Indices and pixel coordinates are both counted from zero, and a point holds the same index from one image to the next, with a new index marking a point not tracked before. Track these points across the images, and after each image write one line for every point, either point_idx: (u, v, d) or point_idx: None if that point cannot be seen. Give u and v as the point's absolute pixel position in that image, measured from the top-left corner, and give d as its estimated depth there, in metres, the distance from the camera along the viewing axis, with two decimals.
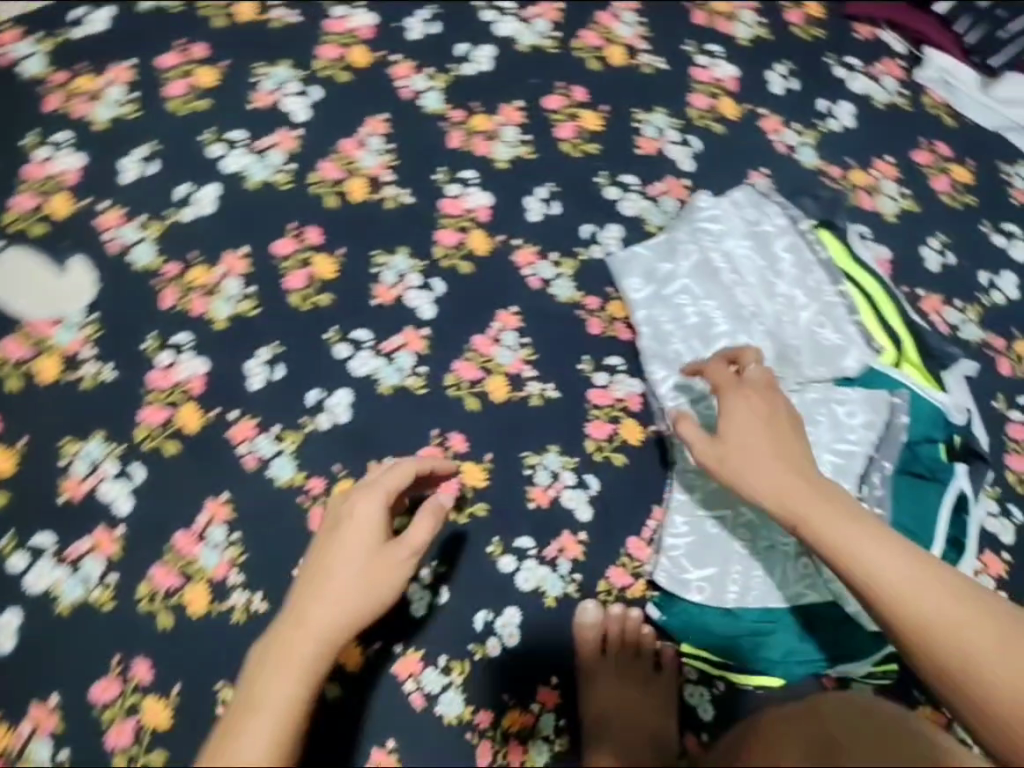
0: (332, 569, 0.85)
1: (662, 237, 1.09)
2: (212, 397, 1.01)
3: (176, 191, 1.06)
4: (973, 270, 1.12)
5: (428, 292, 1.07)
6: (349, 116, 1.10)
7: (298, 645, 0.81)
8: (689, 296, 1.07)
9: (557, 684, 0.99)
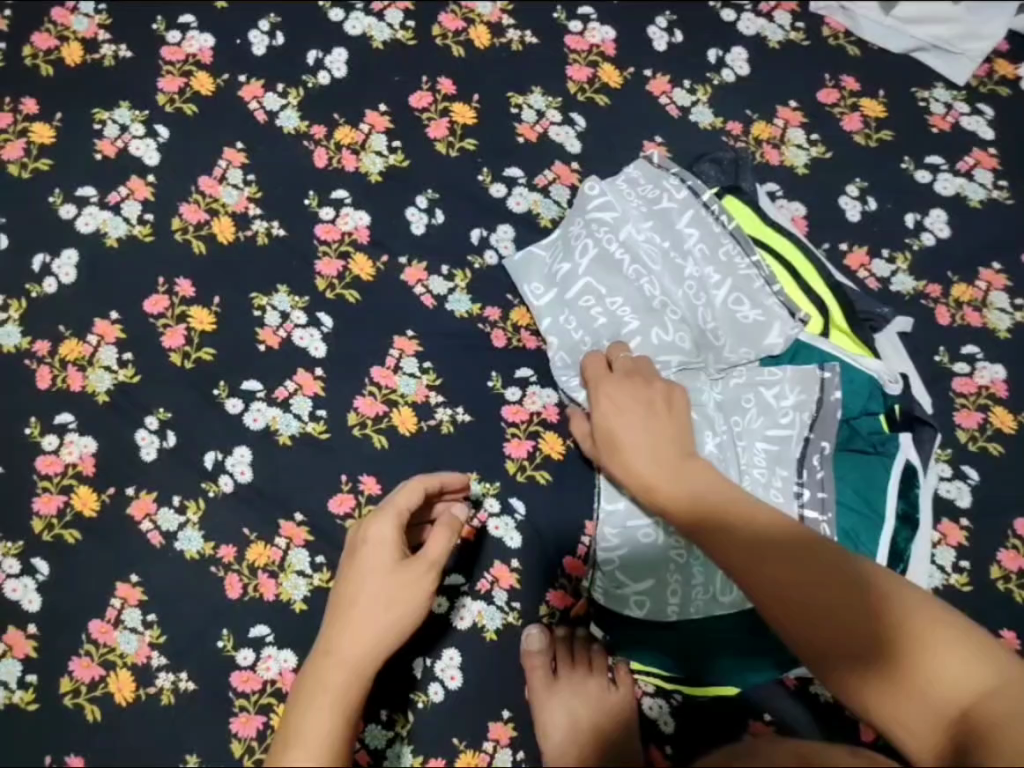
0: (350, 585, 0.80)
1: (557, 234, 1.02)
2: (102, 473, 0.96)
3: (34, 262, 1.02)
4: (895, 214, 1.05)
5: (309, 328, 1.01)
6: (206, 153, 1.06)
7: (321, 676, 0.75)
8: (594, 295, 0.98)
9: (509, 718, 0.92)
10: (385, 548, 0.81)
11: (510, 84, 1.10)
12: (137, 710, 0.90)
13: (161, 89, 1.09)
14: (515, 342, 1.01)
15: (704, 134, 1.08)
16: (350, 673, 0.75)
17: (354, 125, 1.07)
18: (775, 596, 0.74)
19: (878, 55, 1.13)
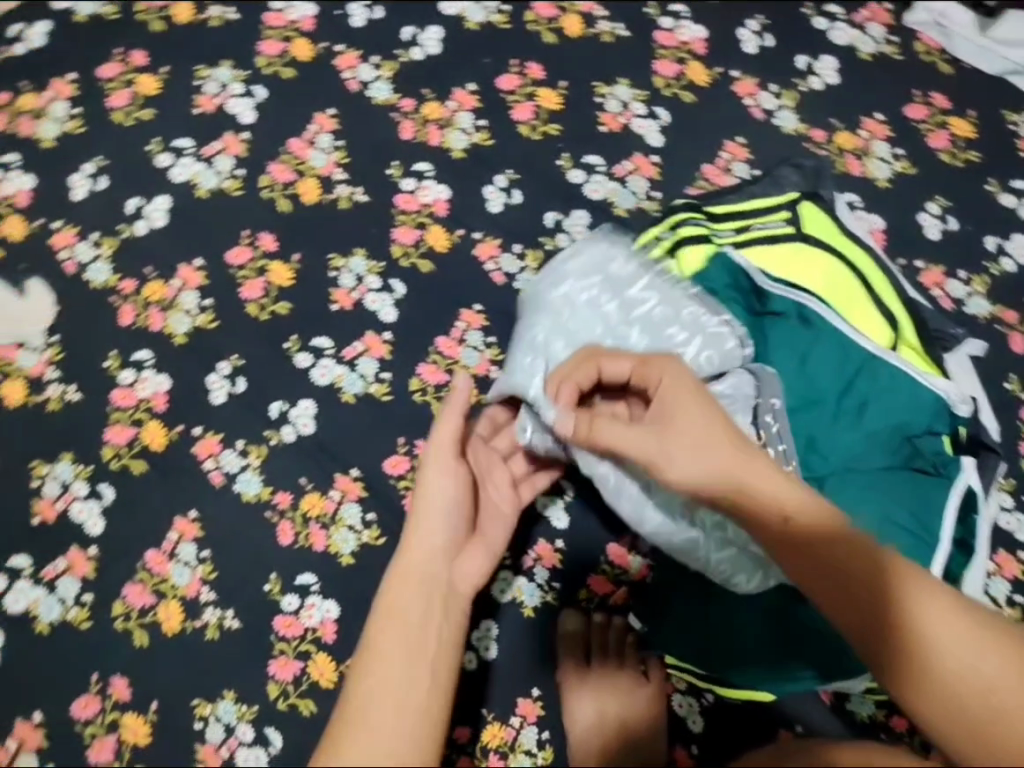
0: (422, 532, 0.73)
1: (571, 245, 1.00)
2: (170, 409, 1.00)
3: (128, 206, 1.07)
4: (974, 234, 1.05)
5: (383, 292, 1.04)
6: (297, 115, 1.10)
7: (402, 620, 0.68)
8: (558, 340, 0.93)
9: (538, 696, 0.92)
10: (455, 492, 0.76)
11: (608, 75, 1.11)
12: (183, 638, 0.93)
13: (261, 52, 1.13)
14: None
15: (790, 141, 1.09)
16: (446, 613, 0.69)
17: (442, 101, 1.10)
18: (835, 558, 0.71)
19: (972, 77, 1.13)
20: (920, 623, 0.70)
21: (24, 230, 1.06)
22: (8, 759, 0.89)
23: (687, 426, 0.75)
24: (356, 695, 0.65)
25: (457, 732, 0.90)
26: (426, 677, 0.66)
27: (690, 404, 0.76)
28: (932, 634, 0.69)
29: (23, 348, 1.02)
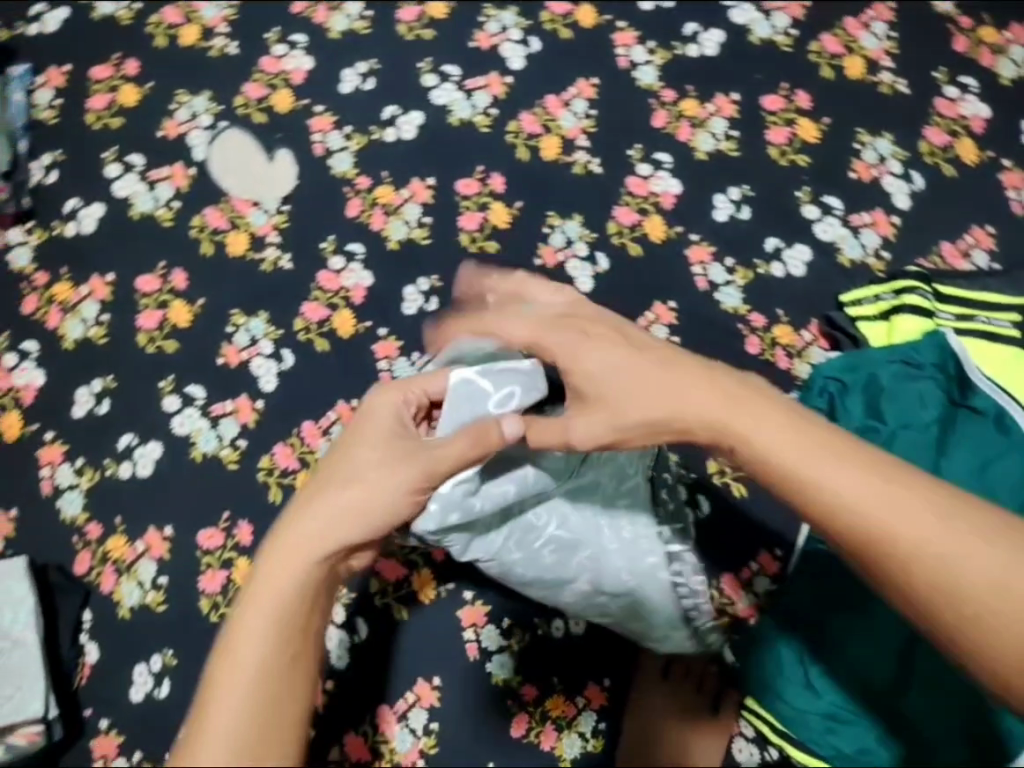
0: (325, 506, 0.60)
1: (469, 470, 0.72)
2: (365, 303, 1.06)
3: (384, 111, 1.11)
4: None
5: (588, 262, 1.07)
6: (563, 74, 1.12)
7: (270, 604, 0.55)
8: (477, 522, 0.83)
9: (607, 685, 1.00)
10: (374, 448, 0.64)
11: (874, 126, 1.10)
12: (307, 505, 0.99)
13: (549, 7, 1.15)
14: (766, 354, 1.05)
15: None
16: (326, 608, 0.57)
17: (702, 102, 1.11)
18: (844, 502, 0.57)
19: None
20: (935, 553, 0.56)
21: (289, 106, 1.12)
22: (134, 558, 0.98)
23: (669, 383, 0.62)
24: (211, 683, 0.53)
25: (528, 684, 0.99)
26: (284, 666, 0.54)
27: (634, 378, 0.64)
28: (947, 562, 0.56)
29: (256, 207, 1.09)
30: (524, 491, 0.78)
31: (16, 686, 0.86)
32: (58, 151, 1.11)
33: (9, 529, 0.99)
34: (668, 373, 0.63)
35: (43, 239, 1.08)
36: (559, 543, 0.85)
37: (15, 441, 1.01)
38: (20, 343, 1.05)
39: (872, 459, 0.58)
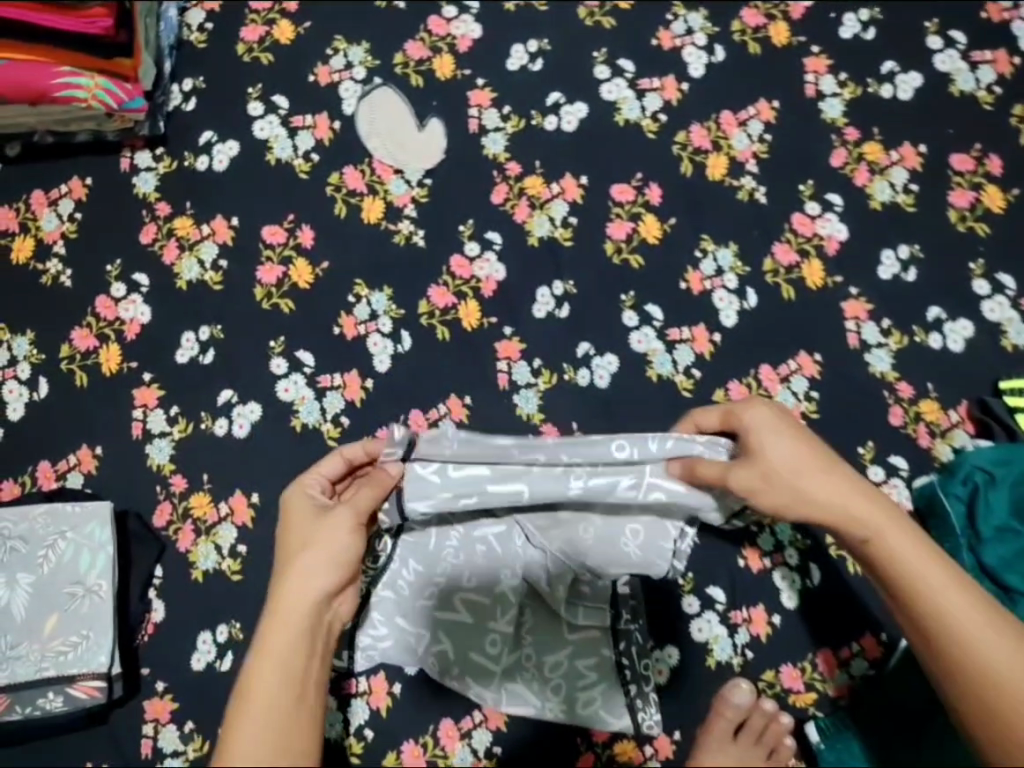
0: (325, 531, 0.68)
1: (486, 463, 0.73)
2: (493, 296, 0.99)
3: (548, 97, 1.05)
4: None
5: (736, 295, 1.00)
6: (743, 92, 1.05)
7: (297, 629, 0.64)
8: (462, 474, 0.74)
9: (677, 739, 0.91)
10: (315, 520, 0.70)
11: None
12: None
13: (741, 16, 1.07)
14: (908, 428, 0.96)
15: None
16: (315, 642, 0.65)
17: (886, 147, 1.03)
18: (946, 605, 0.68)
19: None
20: (996, 663, 0.67)
21: (450, 73, 1.05)
22: (216, 520, 0.93)
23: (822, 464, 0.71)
24: (253, 681, 0.62)
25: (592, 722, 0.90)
26: (289, 697, 0.62)
27: (801, 446, 0.71)
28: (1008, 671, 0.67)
29: (398, 174, 1.02)
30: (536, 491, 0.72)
31: (86, 632, 0.82)
32: (201, 78, 1.05)
33: (91, 466, 0.94)
34: (821, 459, 0.71)
35: (171, 168, 1.02)
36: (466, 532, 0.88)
37: (112, 376, 0.96)
38: (132, 273, 0.99)
39: (975, 593, 0.69)
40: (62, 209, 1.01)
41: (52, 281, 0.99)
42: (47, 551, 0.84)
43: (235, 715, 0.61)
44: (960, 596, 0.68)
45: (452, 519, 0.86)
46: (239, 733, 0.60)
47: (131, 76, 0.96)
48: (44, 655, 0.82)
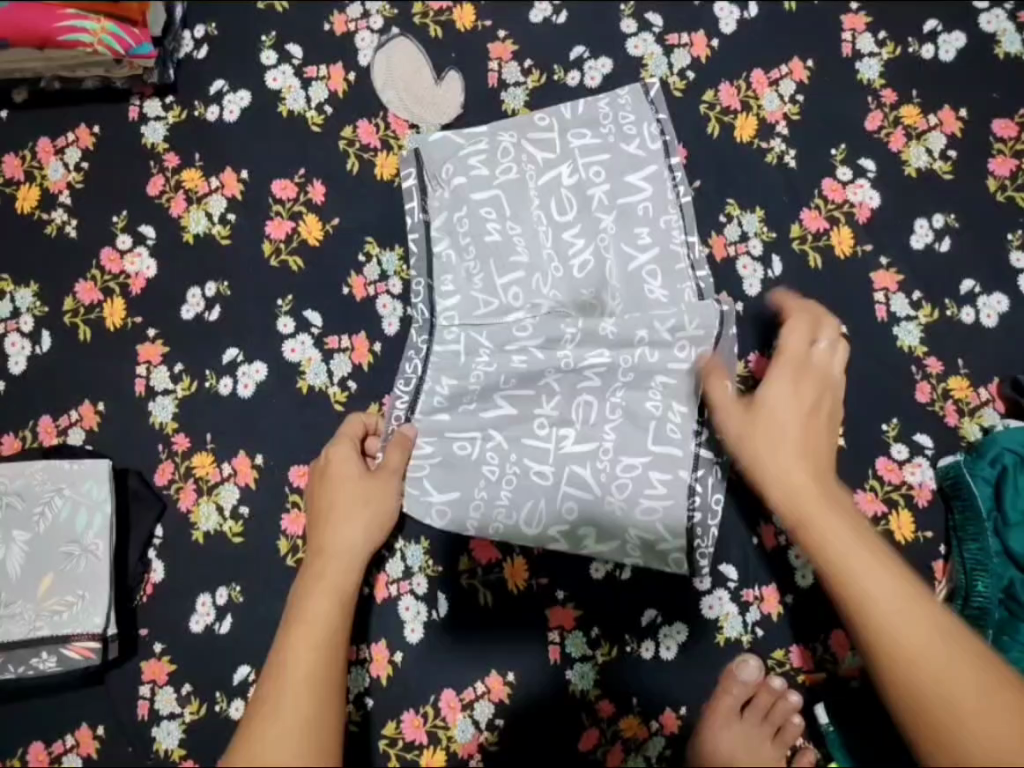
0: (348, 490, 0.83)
1: (496, 305, 0.91)
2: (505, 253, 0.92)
3: (572, 52, 1.00)
4: None
5: (758, 262, 0.96)
6: (776, 50, 1.00)
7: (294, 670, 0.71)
8: (494, 212, 0.92)
9: (682, 714, 0.88)
10: (356, 489, 0.83)
11: None
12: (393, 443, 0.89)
13: None
14: (935, 406, 0.92)
15: None
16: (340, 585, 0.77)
17: (925, 111, 0.98)
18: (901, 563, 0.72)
19: None
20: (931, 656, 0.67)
21: (470, 24, 1.01)
22: (218, 480, 0.91)
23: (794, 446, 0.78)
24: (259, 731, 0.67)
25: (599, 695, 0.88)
26: (328, 624, 0.74)
27: (799, 422, 0.78)
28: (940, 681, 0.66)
29: (413, 129, 0.99)
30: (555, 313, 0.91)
31: (82, 593, 0.81)
32: (213, 24, 1.01)
33: (94, 422, 0.92)
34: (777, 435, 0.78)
35: (180, 118, 0.99)
36: (462, 371, 0.90)
37: (116, 331, 0.94)
38: (137, 226, 0.97)
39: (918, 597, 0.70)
40: (68, 158, 0.98)
41: (57, 231, 0.97)
42: (43, 509, 0.83)
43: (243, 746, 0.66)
44: (897, 591, 0.69)
45: (469, 391, 0.89)
46: (283, 671, 0.71)
47: (139, 20, 0.92)
48: (38, 615, 0.81)
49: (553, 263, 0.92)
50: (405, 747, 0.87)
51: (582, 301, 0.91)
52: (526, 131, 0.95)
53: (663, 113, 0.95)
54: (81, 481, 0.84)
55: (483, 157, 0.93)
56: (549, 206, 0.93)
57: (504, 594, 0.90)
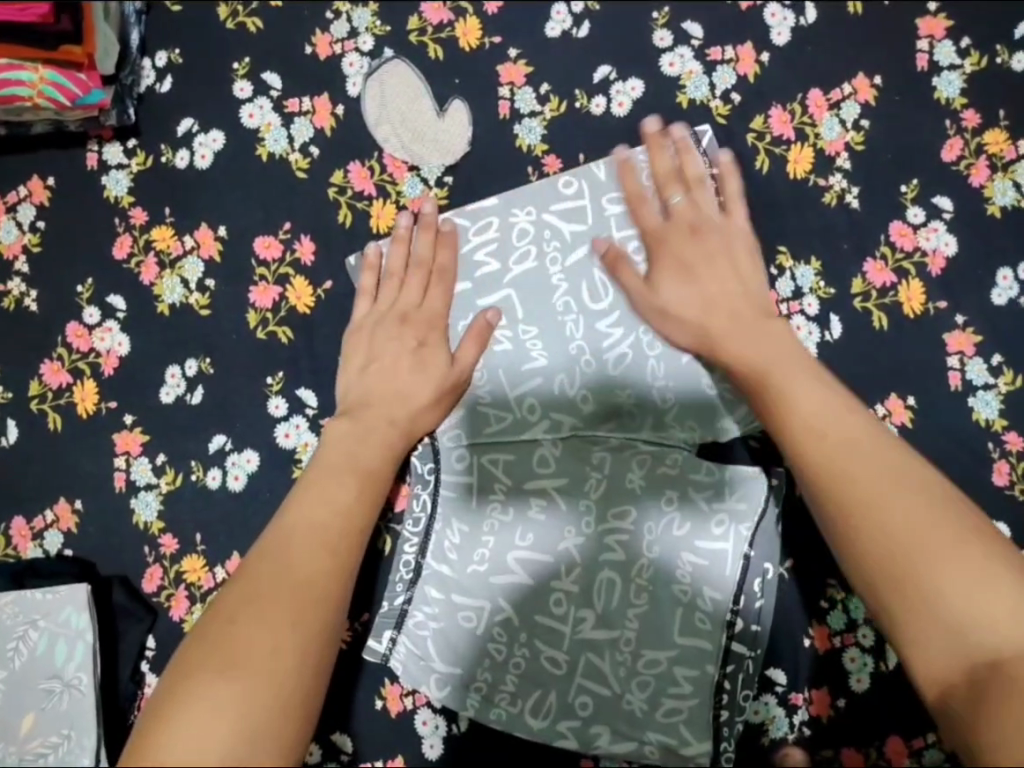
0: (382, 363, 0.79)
1: (510, 421, 0.84)
2: (526, 345, 0.84)
3: (596, 73, 0.86)
4: None
5: (814, 321, 0.83)
6: (836, 65, 0.85)
7: (306, 546, 0.61)
8: (507, 314, 0.84)
9: None
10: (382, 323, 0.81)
11: None
12: (404, 585, 0.83)
13: None
14: (1015, 489, 0.81)
15: None
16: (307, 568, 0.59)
17: (1013, 136, 0.84)
18: (877, 511, 0.58)
19: None
20: (862, 490, 0.60)
21: (476, 42, 0.86)
22: (211, 587, 0.82)
23: (799, 379, 0.68)
24: (195, 701, 0.51)
25: None
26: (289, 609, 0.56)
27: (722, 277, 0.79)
28: (901, 525, 0.57)
29: (414, 171, 0.85)
30: (578, 426, 0.84)
31: (67, 732, 0.73)
32: (177, 49, 0.87)
33: (71, 524, 0.83)
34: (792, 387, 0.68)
35: (145, 165, 0.86)
36: (471, 519, 0.83)
37: (88, 418, 0.84)
38: (105, 295, 0.85)
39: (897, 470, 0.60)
40: (21, 217, 0.86)
41: (15, 305, 0.86)
42: (18, 643, 0.77)
43: (174, 712, 0.51)
44: (884, 477, 0.60)
45: (480, 539, 0.82)
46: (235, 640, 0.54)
47: (85, 63, 0.80)
48: (22, 758, 0.73)
49: (583, 358, 0.84)
50: None
51: (618, 405, 0.83)
52: (546, 203, 0.84)
53: (713, 170, 0.83)
54: (58, 609, 0.77)
55: (495, 247, 0.84)
56: (580, 293, 0.84)
57: (530, 711, 0.81)
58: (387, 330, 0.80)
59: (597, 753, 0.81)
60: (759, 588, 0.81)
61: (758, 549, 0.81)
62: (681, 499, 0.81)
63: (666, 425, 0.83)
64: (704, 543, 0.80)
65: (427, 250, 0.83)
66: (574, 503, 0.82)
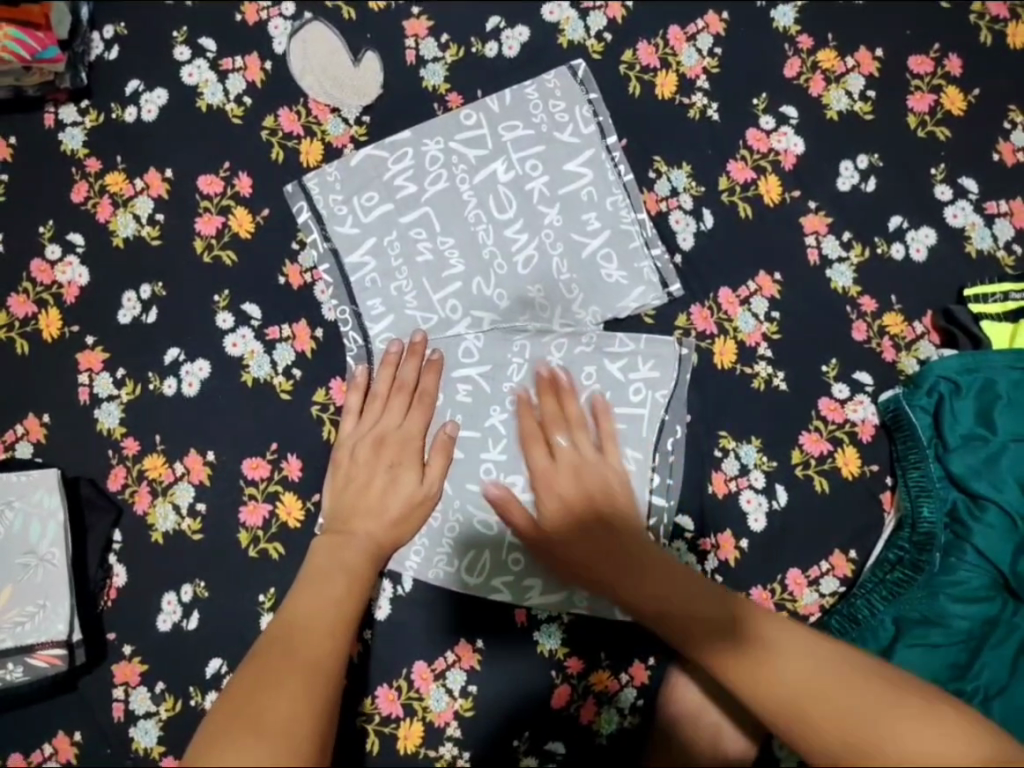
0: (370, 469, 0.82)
1: (437, 318, 0.95)
2: (446, 251, 0.96)
3: (488, 23, 1.00)
4: None
5: (688, 215, 0.97)
6: (688, 5, 1.01)
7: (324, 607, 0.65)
8: (426, 228, 0.96)
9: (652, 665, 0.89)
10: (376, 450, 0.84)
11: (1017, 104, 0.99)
12: None
13: None
14: (873, 343, 0.95)
15: None
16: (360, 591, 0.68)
17: (842, 54, 0.99)
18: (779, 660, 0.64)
19: None
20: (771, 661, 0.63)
21: (383, 3, 1.01)
22: (171, 480, 0.91)
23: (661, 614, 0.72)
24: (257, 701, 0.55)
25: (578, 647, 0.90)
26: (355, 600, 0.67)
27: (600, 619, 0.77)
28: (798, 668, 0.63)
29: (336, 113, 0.98)
30: (498, 320, 0.94)
31: (42, 602, 0.84)
32: (122, 23, 1.00)
33: (40, 435, 0.92)
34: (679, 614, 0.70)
35: (97, 121, 0.98)
36: None
37: (52, 342, 0.94)
38: (65, 234, 0.96)
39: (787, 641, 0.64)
40: None
41: None
42: None
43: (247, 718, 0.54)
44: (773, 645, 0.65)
45: None
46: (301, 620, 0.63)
47: (42, 23, 0.94)
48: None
49: (496, 261, 0.95)
50: (382, 722, 0.88)
51: (530, 298, 0.95)
52: (453, 132, 0.97)
53: (593, 93, 0.98)
54: (31, 493, 0.86)
55: (411, 172, 0.96)
56: (488, 205, 0.96)
57: (471, 572, 0.90)
58: (366, 450, 0.84)
59: (530, 603, 0.90)
60: (671, 445, 0.92)
61: (674, 413, 0.93)
62: (599, 374, 0.92)
63: (575, 313, 0.95)
64: (623, 409, 0.92)
65: (413, 376, 0.90)
66: (498, 385, 0.93)
